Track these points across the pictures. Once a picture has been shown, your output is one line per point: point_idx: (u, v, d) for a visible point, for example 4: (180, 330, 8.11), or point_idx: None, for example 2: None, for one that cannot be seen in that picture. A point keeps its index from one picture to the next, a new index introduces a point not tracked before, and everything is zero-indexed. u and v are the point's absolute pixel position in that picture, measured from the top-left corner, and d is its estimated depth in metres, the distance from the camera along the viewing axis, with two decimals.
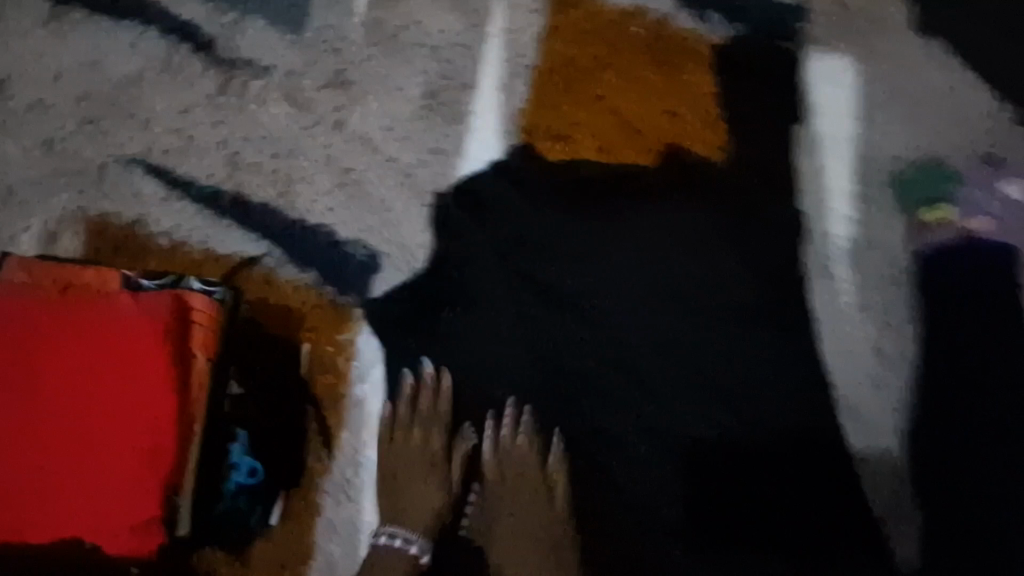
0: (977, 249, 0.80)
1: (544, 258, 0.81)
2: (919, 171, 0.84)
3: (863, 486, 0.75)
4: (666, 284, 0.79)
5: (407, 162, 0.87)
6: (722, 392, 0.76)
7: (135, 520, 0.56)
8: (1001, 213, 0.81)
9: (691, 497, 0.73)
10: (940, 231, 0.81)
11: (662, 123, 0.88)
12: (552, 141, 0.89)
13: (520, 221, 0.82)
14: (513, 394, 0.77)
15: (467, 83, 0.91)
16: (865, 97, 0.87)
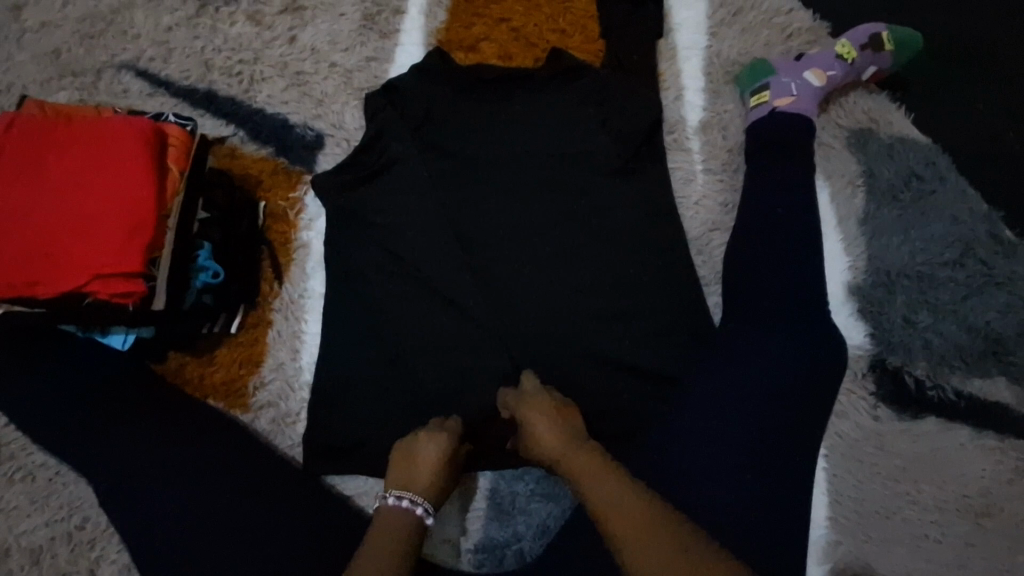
0: (784, 119, 0.99)
1: (446, 137, 1.02)
2: (752, 68, 1.06)
3: (684, 307, 0.96)
4: (540, 157, 1.01)
5: (348, 67, 1.09)
6: (577, 238, 0.98)
7: (123, 270, 0.79)
8: (799, 93, 1.01)
9: (551, 310, 0.95)
10: (758, 110, 1.02)
11: (551, 39, 1.12)
12: (465, 52, 1.11)
13: (427, 106, 1.03)
14: (415, 238, 0.97)
15: (398, 10, 1.12)
16: (711, 16, 1.12)
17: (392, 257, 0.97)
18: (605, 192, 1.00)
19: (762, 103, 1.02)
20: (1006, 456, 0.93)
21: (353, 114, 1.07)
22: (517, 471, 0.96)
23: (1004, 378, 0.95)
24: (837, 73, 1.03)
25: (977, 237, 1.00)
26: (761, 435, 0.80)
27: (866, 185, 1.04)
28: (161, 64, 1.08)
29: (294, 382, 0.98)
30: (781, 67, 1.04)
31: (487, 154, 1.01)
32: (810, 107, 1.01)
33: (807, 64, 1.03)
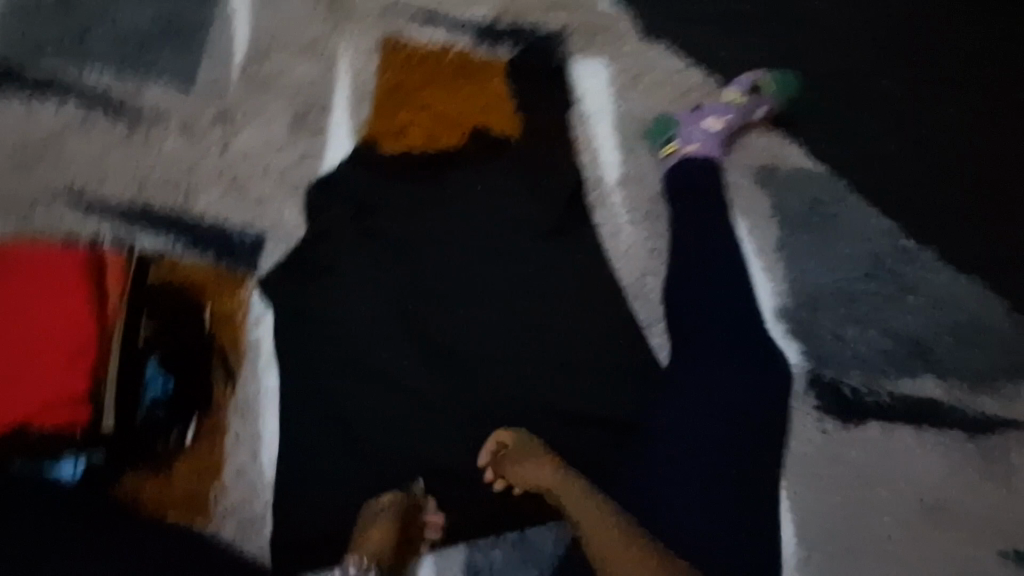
0: (694, 165, 1.08)
1: (383, 219, 1.07)
2: (657, 122, 1.16)
3: (629, 350, 1.01)
4: (476, 226, 1.07)
5: (281, 167, 1.14)
6: (519, 298, 1.03)
7: (71, 394, 0.87)
8: (703, 139, 1.11)
9: (505, 372, 0.99)
10: (670, 159, 1.12)
11: (472, 115, 1.19)
12: (391, 138, 1.17)
13: (362, 193, 1.09)
14: (365, 319, 1.00)
15: (326, 109, 1.20)
16: (614, 82, 1.23)
17: (343, 341, 0.99)
18: (540, 252, 1.06)
19: (672, 153, 1.12)
20: (946, 447, 0.99)
21: (292, 209, 1.10)
22: (492, 536, 0.94)
23: (931, 375, 1.03)
24: (733, 117, 1.13)
25: (882, 249, 1.10)
26: (717, 464, 0.84)
27: (777, 215, 1.13)
28: (94, 186, 1.10)
29: (256, 485, 0.95)
30: (683, 118, 1.14)
31: (426, 231, 1.06)
32: (715, 150, 1.10)
33: (705, 113, 1.13)
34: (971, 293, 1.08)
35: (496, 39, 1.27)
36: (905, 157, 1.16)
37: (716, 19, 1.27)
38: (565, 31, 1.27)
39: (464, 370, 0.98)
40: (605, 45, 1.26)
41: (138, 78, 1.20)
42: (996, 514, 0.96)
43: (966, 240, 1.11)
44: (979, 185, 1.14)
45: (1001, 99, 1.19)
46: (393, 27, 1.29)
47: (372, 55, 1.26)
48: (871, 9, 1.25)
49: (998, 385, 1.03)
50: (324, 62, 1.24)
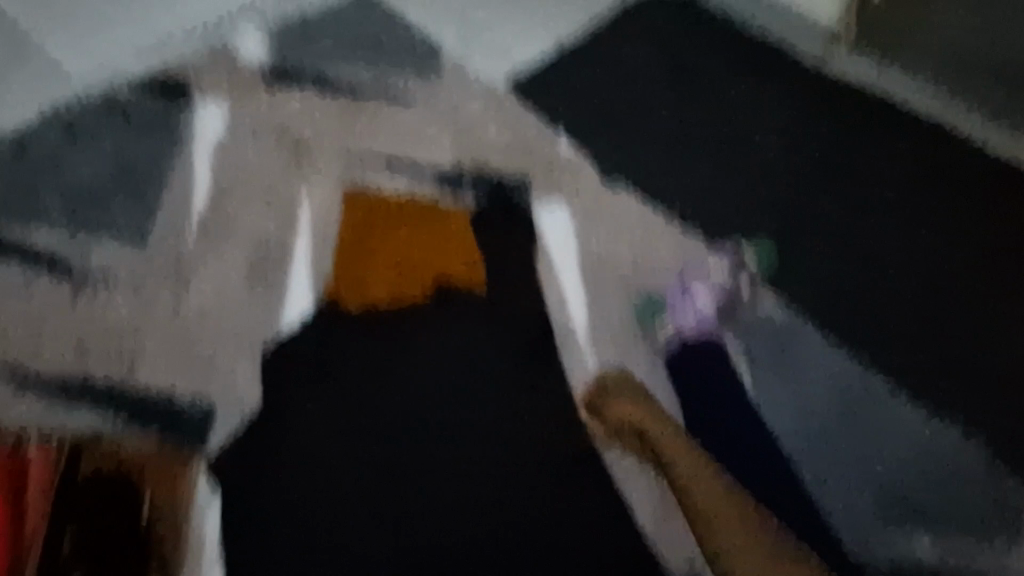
0: (690, 344, 1.13)
1: (351, 379, 1.07)
2: (648, 296, 1.18)
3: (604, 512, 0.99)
4: (447, 385, 1.08)
5: (237, 326, 1.08)
6: (489, 460, 1.02)
7: None
8: (697, 316, 1.14)
9: (477, 545, 0.96)
10: (662, 337, 1.14)
11: (435, 267, 1.19)
12: (353, 294, 1.15)
13: (328, 351, 1.09)
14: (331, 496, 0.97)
15: (285, 260, 1.17)
16: (576, 227, 1.26)
17: (310, 520, 0.95)
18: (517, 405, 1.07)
19: (664, 330, 1.14)
20: None
21: (246, 372, 1.05)
22: None
23: (923, 531, 1.01)
24: (720, 293, 1.17)
25: (859, 399, 1.11)
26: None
27: (746, 356, 1.14)
28: (31, 356, 1.03)
29: None
30: (672, 293, 1.17)
31: (401, 391, 1.07)
32: (707, 328, 1.14)
33: (694, 287, 1.17)
34: (940, 431, 1.09)
35: (457, 188, 1.31)
36: (859, 296, 1.21)
37: (665, 168, 1.36)
38: (527, 178, 1.32)
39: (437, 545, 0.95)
40: (565, 190, 1.31)
41: (88, 234, 1.16)
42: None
43: (928, 377, 1.14)
44: (931, 321, 1.19)
45: (935, 240, 1.28)
46: (356, 175, 1.30)
47: (334, 203, 1.25)
48: (805, 161, 1.38)
49: (986, 533, 1.01)
50: (285, 210, 1.23)
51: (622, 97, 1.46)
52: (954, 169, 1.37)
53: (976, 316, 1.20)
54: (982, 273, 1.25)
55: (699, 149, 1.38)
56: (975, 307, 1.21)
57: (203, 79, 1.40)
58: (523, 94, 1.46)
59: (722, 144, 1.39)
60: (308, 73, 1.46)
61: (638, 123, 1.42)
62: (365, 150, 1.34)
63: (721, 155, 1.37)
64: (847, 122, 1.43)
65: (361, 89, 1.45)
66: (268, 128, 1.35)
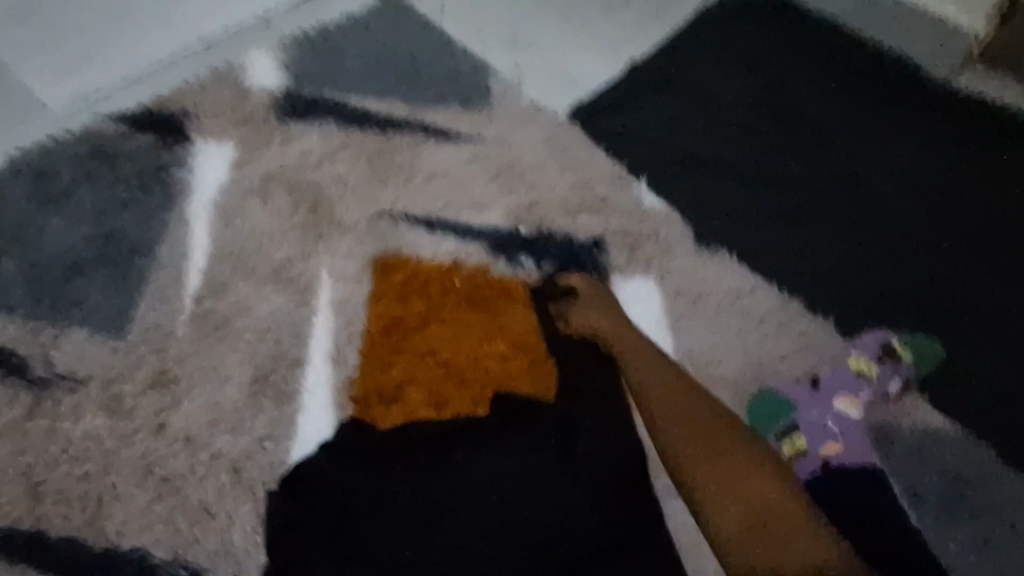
0: (845, 475, 0.79)
1: (376, 529, 0.76)
2: (757, 399, 0.89)
3: None
4: (511, 532, 0.76)
5: (235, 455, 0.84)
6: None
7: None
8: (842, 433, 0.83)
9: None
10: (802, 463, 0.82)
11: (489, 369, 0.93)
12: (385, 406, 0.89)
13: (344, 484, 0.80)
14: None
15: (298, 359, 0.92)
16: (666, 309, 0.98)
17: None
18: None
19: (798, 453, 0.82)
20: None
21: (245, 525, 0.79)
22: None
23: None
24: (865, 396, 0.87)
25: None
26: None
27: (913, 503, 0.85)
28: None
29: None
30: (799, 399, 0.87)
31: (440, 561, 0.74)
32: (861, 450, 0.82)
33: (828, 391, 0.87)
34: None
35: (513, 256, 1.03)
36: None
37: (776, 226, 1.06)
38: (602, 242, 1.04)
39: None
40: (650, 259, 1.02)
41: (55, 325, 0.92)
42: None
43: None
44: None
45: None
46: (387, 240, 1.04)
47: (360, 280, 1.00)
48: (959, 217, 1.07)
49: None
50: (299, 291, 0.98)
51: (716, 132, 1.16)
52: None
53: None
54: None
55: (818, 200, 1.09)
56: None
57: (202, 120, 1.15)
58: (590, 129, 1.17)
59: (848, 193, 1.09)
60: (327, 105, 1.20)
61: (738, 165, 1.13)
62: (397, 208, 1.08)
63: (846, 209, 1.08)
64: (1006, 166, 1.12)
65: (391, 125, 1.18)
66: (278, 178, 1.09)
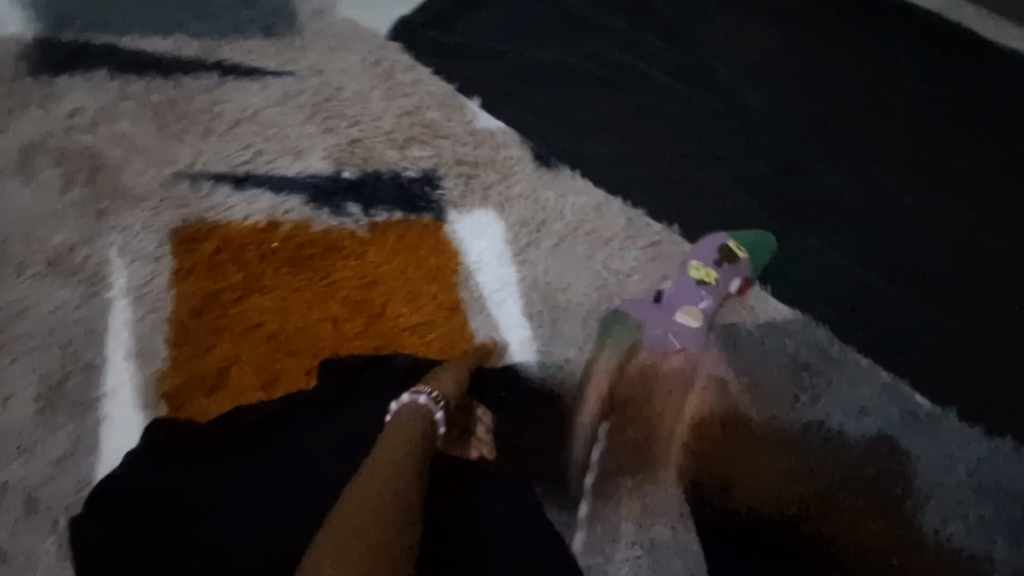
0: (677, 387, 0.83)
1: (212, 519, 0.67)
2: (604, 322, 0.86)
3: None
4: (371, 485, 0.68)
5: (29, 483, 0.73)
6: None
7: None
8: (683, 345, 0.85)
9: None
10: (645, 381, 0.84)
11: (323, 333, 0.84)
12: (206, 394, 0.79)
13: (166, 483, 0.70)
14: None
15: (95, 360, 0.80)
16: (508, 239, 0.92)
17: None
18: (475, 549, 0.66)
19: (642, 369, 0.84)
20: None
21: (47, 557, 0.70)
22: None
23: None
24: (707, 303, 0.86)
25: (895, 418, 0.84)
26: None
27: (758, 399, 0.85)
28: None
29: None
30: (645, 317, 0.86)
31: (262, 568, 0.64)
32: (698, 357, 0.84)
33: (672, 305, 0.86)
34: (1018, 462, 0.82)
35: (338, 203, 0.92)
36: (892, 288, 0.91)
37: (620, 133, 0.99)
38: (436, 175, 0.95)
39: None
40: (489, 188, 0.95)
41: None
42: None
43: (994, 391, 0.85)
44: (993, 304, 0.89)
45: (981, 186, 0.96)
46: (189, 206, 0.90)
47: (160, 257, 0.87)
48: (804, 99, 1.02)
49: None
50: (87, 282, 0.84)
51: (554, 37, 1.06)
52: (996, 83, 1.02)
53: None
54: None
55: (663, 97, 1.02)
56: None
57: None
58: (414, 48, 1.04)
59: (693, 87, 1.03)
60: (96, 51, 1.00)
61: (579, 70, 1.03)
62: (198, 166, 0.93)
63: (693, 102, 1.01)
64: None
65: (180, 67, 1.00)
66: (46, 149, 0.92)
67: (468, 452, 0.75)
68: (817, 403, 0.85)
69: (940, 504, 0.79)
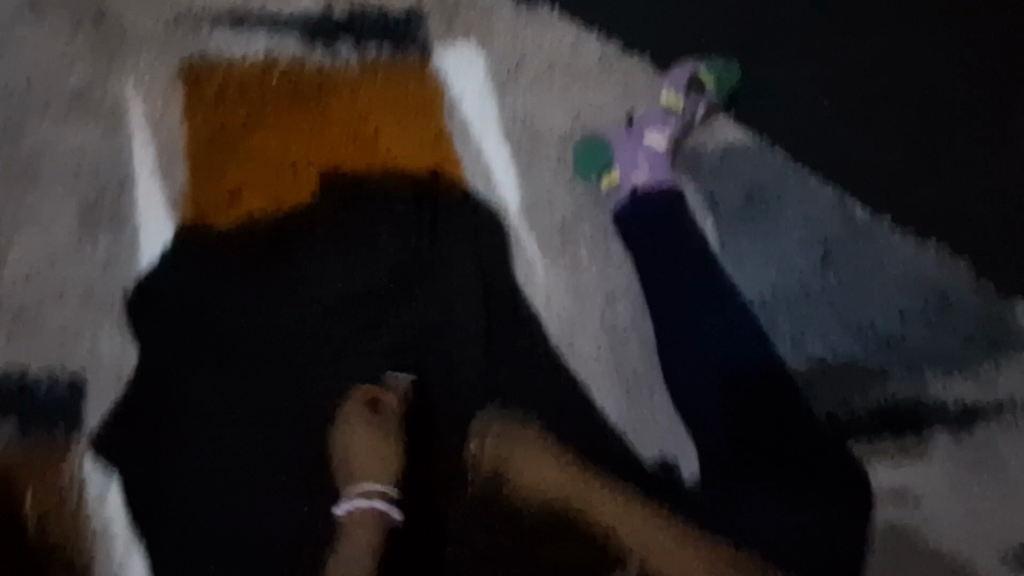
0: (646, 196, 0.90)
1: (243, 312, 0.87)
2: (581, 145, 0.94)
3: (593, 398, 0.88)
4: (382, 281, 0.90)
5: (84, 279, 0.86)
6: (446, 359, 0.88)
7: None
8: (648, 161, 0.90)
9: (444, 466, 0.84)
10: (614, 194, 0.92)
11: (322, 157, 0.93)
12: (222, 209, 0.90)
13: (207, 285, 0.87)
14: (254, 444, 0.83)
15: (125, 180, 0.90)
16: (490, 73, 0.98)
17: (241, 487, 0.82)
18: (463, 330, 0.88)
19: (613, 184, 0.92)
20: (958, 439, 0.88)
21: (113, 335, 0.85)
22: None
23: (931, 368, 0.91)
24: (674, 127, 0.92)
25: (834, 227, 0.95)
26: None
27: (712, 210, 0.95)
28: None
29: None
30: (616, 139, 0.92)
31: (280, 353, 0.86)
32: (665, 171, 0.90)
33: (642, 128, 0.92)
34: (933, 260, 0.94)
35: (329, 41, 0.97)
36: (844, 115, 0.98)
37: None
38: (422, 15, 1.00)
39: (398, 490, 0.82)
40: (472, 26, 1.00)
41: None
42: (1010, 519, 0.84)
43: (923, 201, 0.96)
44: (934, 129, 0.98)
45: (938, 16, 1.01)
46: (190, 47, 0.96)
47: (169, 93, 0.93)
48: None
49: (991, 353, 0.91)
50: (105, 113, 0.92)
51: None
52: None
53: (980, 109, 0.99)
54: (995, 59, 1.00)
55: None
56: (975, 104, 0.99)
57: None
58: None
59: None
60: None
61: None
62: (195, 9, 0.98)
63: None
64: None
65: None
66: None
67: (453, 253, 0.91)
68: (765, 214, 0.95)
69: (849, 299, 0.92)
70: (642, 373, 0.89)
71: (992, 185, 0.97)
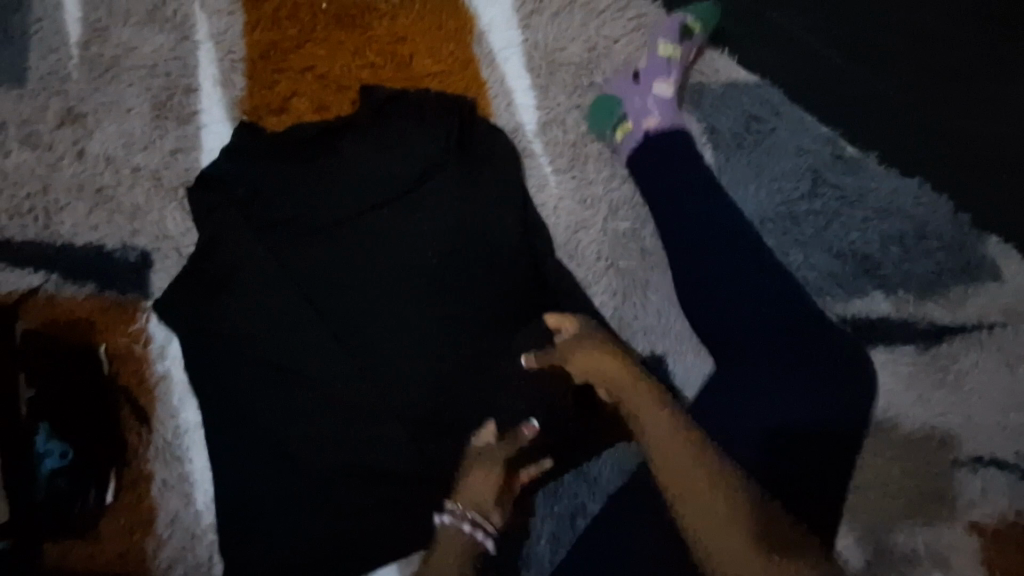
0: (656, 142, 0.98)
1: (283, 197, 0.95)
2: (591, 104, 1.03)
3: (590, 295, 0.99)
4: (409, 178, 0.96)
5: (154, 167, 0.99)
6: (464, 252, 0.94)
7: None
8: (657, 110, 1.00)
9: (456, 346, 0.92)
10: (627, 141, 1.00)
11: (363, 75, 1.05)
12: (275, 114, 1.03)
13: (253, 173, 0.96)
14: (282, 316, 0.91)
15: (191, 86, 1.02)
16: (516, 7, 1.07)
17: (271, 358, 0.90)
18: (482, 229, 0.95)
19: (627, 134, 1.00)
20: (921, 355, 0.98)
21: (175, 216, 0.98)
22: (557, 494, 0.95)
23: (904, 290, 0.99)
24: (676, 76, 1.02)
25: (825, 159, 1.03)
26: (729, 431, 0.78)
27: (711, 140, 1.05)
28: None
29: (191, 527, 0.91)
30: (624, 92, 1.02)
31: (311, 235, 0.94)
32: (674, 118, 1.00)
33: (647, 80, 1.01)
34: (919, 194, 1.01)
35: None
36: (848, 59, 1.04)
37: None
38: None
39: (416, 363, 0.91)
40: None
41: None
42: (959, 424, 0.95)
43: (917, 142, 1.03)
44: (933, 74, 1.03)
45: None
46: None
47: (232, 13, 1.04)
48: None
49: (964, 281, 0.99)
50: (175, 27, 1.03)
51: None
52: None
53: (982, 56, 1.03)
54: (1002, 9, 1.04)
55: None
56: (978, 49, 1.03)
57: None
58: None
59: None
60: None
61: None
62: None
63: None
64: None
65: None
66: None
67: (476, 163, 0.98)
68: (762, 143, 1.04)
69: (833, 223, 1.01)
70: (639, 277, 0.99)
71: (986, 126, 1.02)
